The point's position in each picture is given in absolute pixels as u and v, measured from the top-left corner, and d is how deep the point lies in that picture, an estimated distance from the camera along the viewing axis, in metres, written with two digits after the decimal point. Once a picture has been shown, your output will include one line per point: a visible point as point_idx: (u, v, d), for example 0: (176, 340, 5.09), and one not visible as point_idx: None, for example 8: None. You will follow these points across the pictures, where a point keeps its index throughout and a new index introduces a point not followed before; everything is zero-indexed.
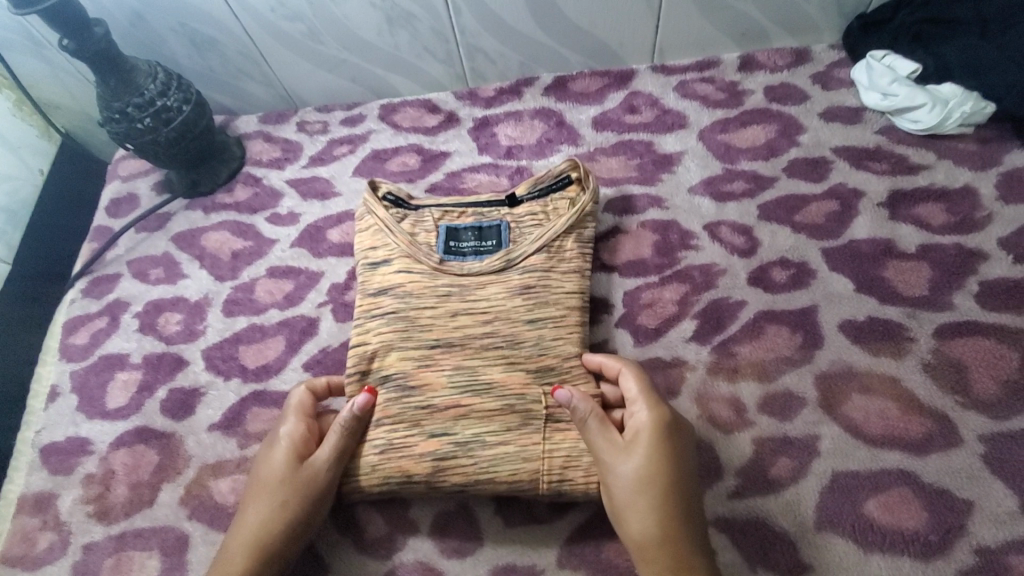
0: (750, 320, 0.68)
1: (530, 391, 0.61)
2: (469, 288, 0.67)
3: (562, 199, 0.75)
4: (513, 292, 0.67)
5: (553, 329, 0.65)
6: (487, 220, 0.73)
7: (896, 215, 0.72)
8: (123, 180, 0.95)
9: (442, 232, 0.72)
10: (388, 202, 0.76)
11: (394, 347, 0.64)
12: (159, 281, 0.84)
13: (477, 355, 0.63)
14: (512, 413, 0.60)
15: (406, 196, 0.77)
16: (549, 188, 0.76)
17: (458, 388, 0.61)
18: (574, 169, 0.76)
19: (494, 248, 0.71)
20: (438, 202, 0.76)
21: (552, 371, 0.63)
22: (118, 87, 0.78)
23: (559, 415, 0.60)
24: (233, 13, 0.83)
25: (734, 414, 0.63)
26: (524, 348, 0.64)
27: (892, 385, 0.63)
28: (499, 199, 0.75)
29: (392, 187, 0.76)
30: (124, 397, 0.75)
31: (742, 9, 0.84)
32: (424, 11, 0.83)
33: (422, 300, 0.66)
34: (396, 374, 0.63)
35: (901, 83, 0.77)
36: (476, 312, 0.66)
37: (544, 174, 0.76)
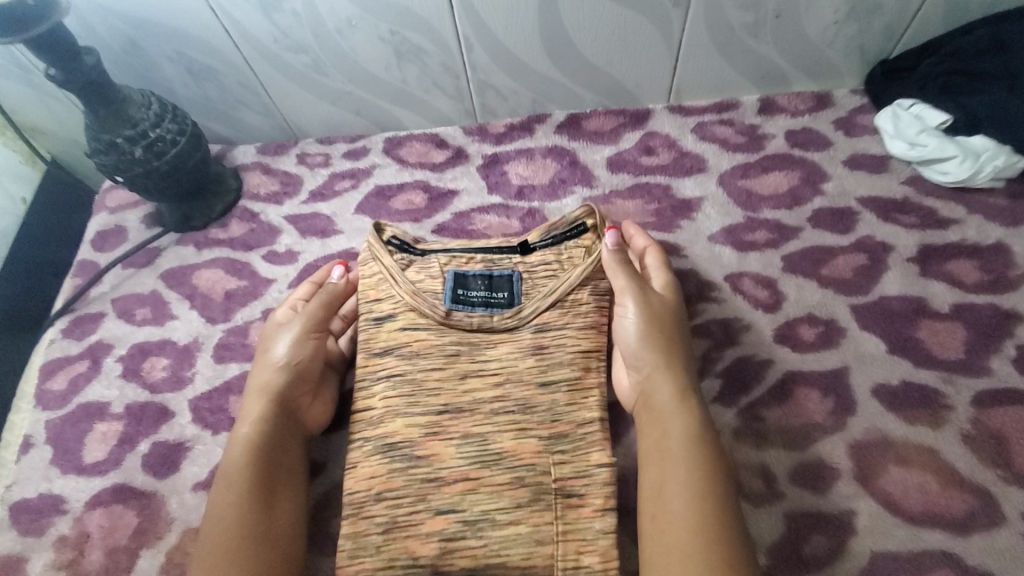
0: (776, 381, 0.64)
1: (541, 461, 0.55)
2: (481, 348, 0.61)
3: (578, 246, 0.67)
4: (526, 352, 0.61)
5: (568, 392, 0.59)
6: (498, 268, 0.66)
7: (927, 271, 0.69)
8: (111, 212, 0.91)
9: (449, 280, 0.64)
10: (393, 247, 0.68)
11: (399, 413, 0.58)
12: (145, 322, 0.79)
13: (486, 421, 0.57)
14: (522, 488, 0.54)
15: (413, 240, 0.69)
16: (564, 234, 0.68)
17: (468, 459, 0.56)
18: (590, 215, 0.69)
19: (506, 300, 0.64)
20: (444, 246, 0.68)
21: (566, 438, 0.57)
22: (108, 118, 0.75)
23: (574, 489, 0.54)
24: (234, 43, 0.80)
25: (765, 485, 0.58)
26: (537, 413, 0.58)
27: (931, 456, 0.58)
28: (510, 246, 0.67)
29: (398, 230, 0.69)
30: (103, 450, 0.70)
31: (762, 52, 0.81)
32: (434, 47, 0.80)
33: (429, 361, 0.60)
34: (402, 443, 0.56)
35: (930, 135, 0.75)
36: (487, 374, 0.60)
37: (557, 220, 0.68)
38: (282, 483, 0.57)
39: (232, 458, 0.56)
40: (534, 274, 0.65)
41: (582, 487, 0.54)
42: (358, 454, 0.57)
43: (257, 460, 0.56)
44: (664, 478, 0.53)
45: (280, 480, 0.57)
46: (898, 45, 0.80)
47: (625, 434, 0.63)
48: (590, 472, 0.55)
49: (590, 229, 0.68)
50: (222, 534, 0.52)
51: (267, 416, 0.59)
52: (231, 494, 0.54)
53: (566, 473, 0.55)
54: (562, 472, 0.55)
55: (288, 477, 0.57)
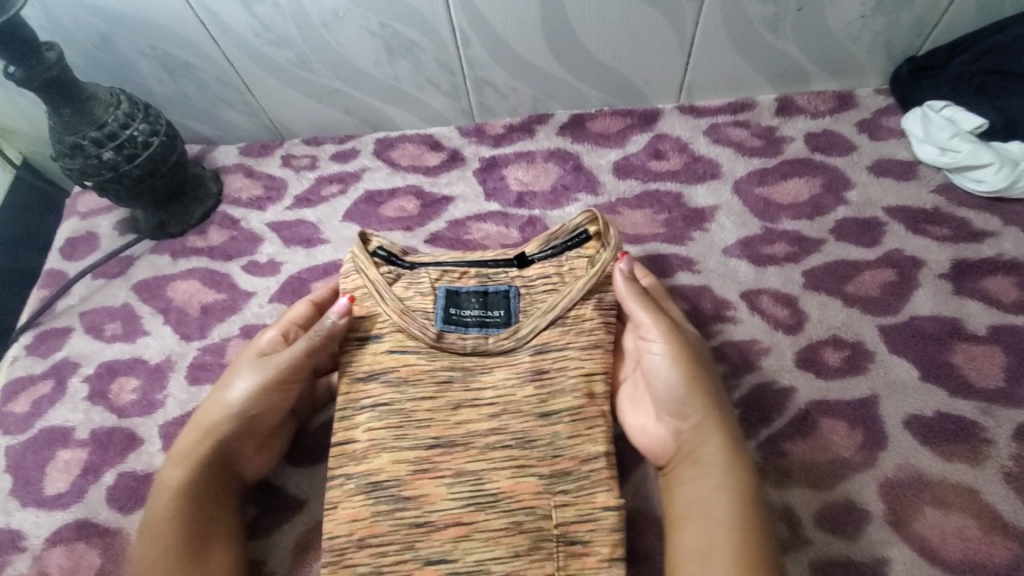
0: (800, 412, 0.59)
1: (541, 504, 0.49)
2: (476, 374, 0.54)
3: (580, 256, 0.60)
4: (524, 379, 0.54)
5: (571, 424, 0.52)
6: (494, 283, 0.59)
7: (961, 289, 0.64)
8: (82, 217, 0.85)
9: (440, 297, 0.57)
10: (379, 258, 0.61)
11: (385, 448, 0.51)
12: (116, 338, 0.73)
13: (481, 457, 0.51)
14: (520, 535, 0.48)
15: (400, 250, 0.62)
16: (566, 243, 0.60)
17: (461, 501, 0.49)
18: (592, 221, 0.61)
19: (502, 319, 0.57)
20: (435, 257, 0.61)
21: (568, 476, 0.50)
22: (74, 118, 0.69)
23: (577, 536, 0.48)
24: (211, 37, 0.74)
25: (788, 529, 0.53)
26: (537, 448, 0.51)
27: (969, 497, 0.53)
28: (507, 258, 0.60)
29: (384, 240, 0.61)
30: (65, 481, 0.64)
31: (781, 49, 0.75)
32: (428, 41, 0.74)
33: (419, 389, 0.53)
34: (389, 482, 0.50)
35: (962, 139, 0.70)
36: (482, 403, 0.53)
37: (557, 229, 0.61)
38: (213, 542, 0.53)
39: (156, 511, 0.52)
40: (533, 288, 0.58)
41: (586, 532, 0.48)
42: (339, 493, 0.50)
43: (182, 517, 0.52)
44: (710, 547, 0.47)
45: (209, 538, 0.53)
46: (927, 41, 0.74)
47: (635, 468, 0.58)
48: (595, 516, 0.49)
49: (593, 237, 0.61)
50: None
51: (199, 466, 0.54)
52: (155, 558, 0.50)
53: (569, 517, 0.49)
54: (564, 516, 0.49)
55: (219, 534, 0.53)
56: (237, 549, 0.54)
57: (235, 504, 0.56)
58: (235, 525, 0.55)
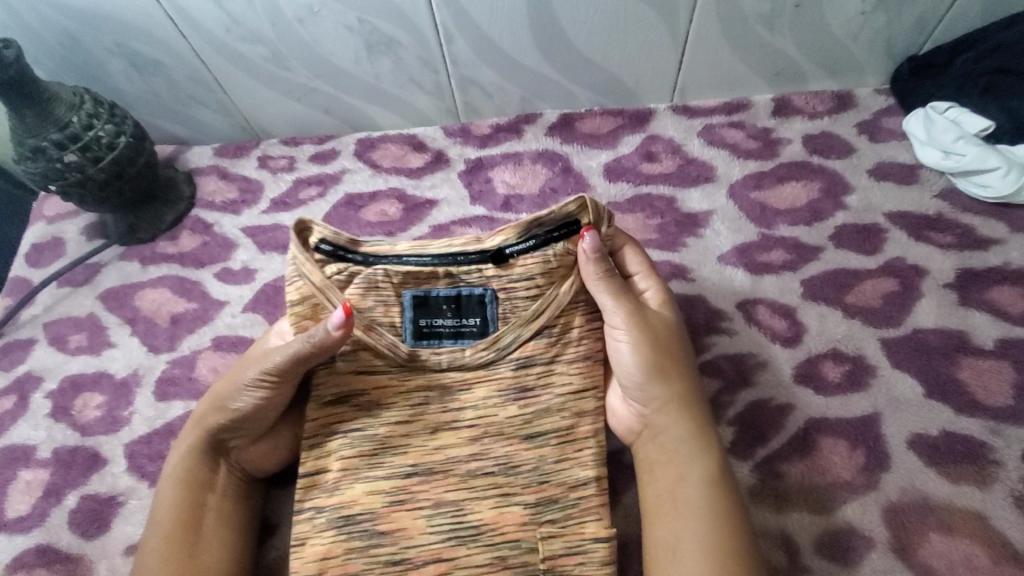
0: (798, 431, 0.56)
1: (527, 536, 0.46)
2: (454, 392, 0.51)
3: (569, 254, 0.53)
4: (506, 397, 0.50)
5: (558, 447, 0.49)
6: (467, 285, 0.53)
7: (966, 299, 0.61)
8: (48, 222, 0.81)
9: (409, 306, 0.52)
10: (324, 253, 0.53)
11: (359, 478, 0.48)
12: (81, 350, 0.70)
13: (462, 486, 0.48)
14: (506, 570, 0.45)
15: (349, 240, 0.53)
16: (548, 236, 0.53)
17: (441, 535, 0.46)
18: (585, 211, 0.53)
19: (478, 327, 0.52)
20: (393, 249, 0.53)
21: (555, 504, 0.47)
22: (34, 120, 0.65)
23: (566, 570, 0.45)
24: (181, 33, 0.70)
25: (788, 558, 0.50)
26: (521, 474, 0.48)
27: (978, 523, 0.50)
28: (479, 250, 0.53)
29: (328, 232, 0.53)
30: (26, 504, 0.60)
31: (779, 46, 0.72)
32: (410, 38, 0.70)
33: (393, 413, 0.50)
34: (362, 516, 0.46)
35: (968, 142, 0.67)
36: (462, 426, 0.50)
37: (542, 214, 0.53)
38: (207, 535, 0.49)
39: (159, 498, 0.50)
40: (513, 293, 0.52)
41: (575, 566, 0.45)
42: (308, 528, 0.47)
43: (177, 506, 0.49)
44: (678, 539, 0.45)
45: (203, 527, 0.49)
46: (929, 39, 0.71)
47: (625, 490, 0.55)
48: (584, 548, 0.45)
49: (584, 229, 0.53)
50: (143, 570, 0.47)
51: (198, 456, 0.51)
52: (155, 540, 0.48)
53: (557, 549, 0.45)
54: (552, 549, 0.45)
55: (215, 526, 0.50)
56: (234, 544, 0.50)
57: (240, 496, 0.53)
58: (235, 518, 0.51)
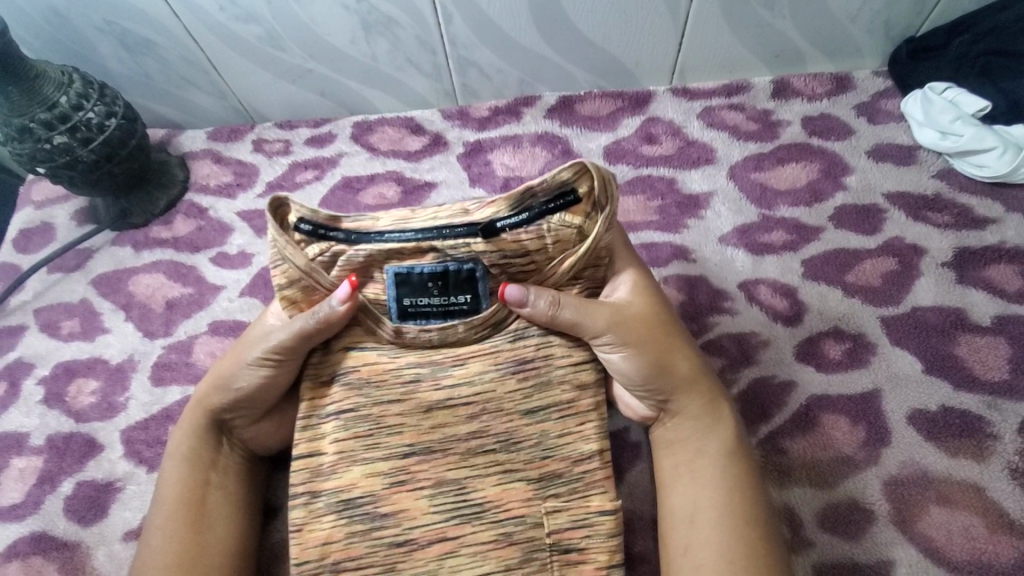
0: (800, 409, 0.56)
1: (532, 511, 0.44)
2: (445, 368, 0.47)
3: (566, 226, 0.46)
4: (504, 371, 0.47)
5: (559, 421, 0.47)
6: (455, 260, 0.46)
7: (963, 278, 0.62)
8: (37, 207, 0.80)
9: (391, 285, 0.46)
10: (305, 233, 0.46)
11: (356, 460, 0.45)
12: (73, 336, 0.69)
13: (462, 464, 0.46)
14: (511, 546, 0.44)
15: (329, 216, 0.46)
16: (543, 207, 0.46)
17: (445, 514, 0.44)
18: (582, 177, 0.46)
19: (467, 304, 0.47)
20: (377, 225, 0.47)
21: (559, 479, 0.46)
22: (20, 99, 0.63)
23: (572, 544, 0.44)
24: (173, 12, 0.68)
25: (791, 533, 0.51)
26: (522, 450, 0.46)
27: (976, 495, 0.51)
28: (466, 224, 0.46)
29: (306, 210, 0.46)
30: (19, 492, 0.59)
31: (777, 27, 0.72)
32: (407, 17, 0.69)
33: (384, 393, 0.47)
34: (363, 499, 0.44)
35: (965, 122, 0.68)
36: (457, 403, 0.47)
37: (534, 183, 0.45)
38: (211, 512, 0.48)
39: (163, 475, 0.50)
40: (506, 267, 0.47)
41: (581, 539, 0.44)
42: (308, 515, 0.44)
43: (183, 483, 0.49)
44: (696, 509, 0.45)
45: (206, 507, 0.48)
46: (926, 21, 0.72)
47: (629, 468, 0.55)
48: (590, 521, 0.44)
49: (582, 199, 0.46)
50: (149, 548, 0.46)
51: (203, 434, 0.51)
52: (158, 520, 0.47)
53: (562, 523, 0.44)
54: (557, 523, 0.44)
55: (218, 504, 0.49)
56: (238, 521, 0.50)
57: (244, 477, 0.52)
58: (238, 495, 0.51)
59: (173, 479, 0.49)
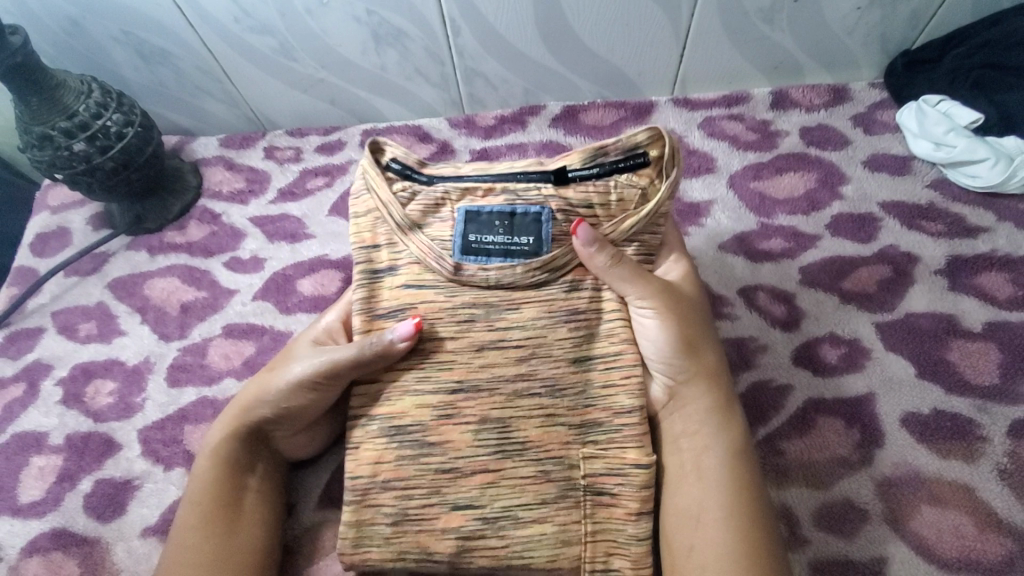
0: (797, 411, 0.58)
1: (570, 454, 0.47)
2: (500, 310, 0.49)
3: (631, 184, 0.51)
4: (557, 319, 0.48)
5: (603, 372, 0.48)
6: (524, 203, 0.50)
7: (955, 285, 0.64)
8: (53, 212, 0.82)
9: (461, 220, 0.50)
10: (394, 171, 0.53)
11: (408, 390, 0.48)
12: (90, 338, 0.71)
13: (509, 405, 0.47)
14: (549, 483, 0.46)
15: (420, 163, 0.53)
16: (615, 164, 0.52)
17: (488, 448, 0.46)
18: (654, 144, 0.52)
19: (529, 246, 0.49)
20: (458, 171, 0.53)
21: (599, 428, 0.47)
22: (41, 108, 0.65)
23: (604, 487, 0.46)
24: (189, 23, 0.70)
25: (787, 530, 0.52)
26: (567, 397, 0.47)
27: (966, 495, 0.53)
28: (543, 171, 0.52)
29: (399, 151, 0.53)
30: (40, 489, 0.61)
31: (776, 40, 0.74)
32: (417, 29, 0.71)
33: (439, 327, 0.48)
34: (412, 427, 0.47)
35: (958, 134, 0.70)
36: (508, 345, 0.48)
37: (609, 142, 0.52)
38: (246, 510, 0.51)
39: (195, 475, 0.51)
40: (572, 211, 0.50)
41: (614, 485, 0.46)
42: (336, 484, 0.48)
43: (210, 487, 0.50)
44: (701, 508, 0.47)
45: (243, 504, 0.51)
46: (921, 34, 0.74)
47: None
48: (624, 471, 0.46)
49: (649, 163, 0.52)
50: (184, 539, 0.48)
51: (239, 440, 0.52)
52: (193, 519, 0.49)
53: (597, 468, 0.46)
54: (591, 468, 0.46)
55: (253, 502, 0.52)
56: (271, 518, 0.52)
57: (276, 477, 0.55)
58: (270, 495, 0.53)
59: (206, 479, 0.50)
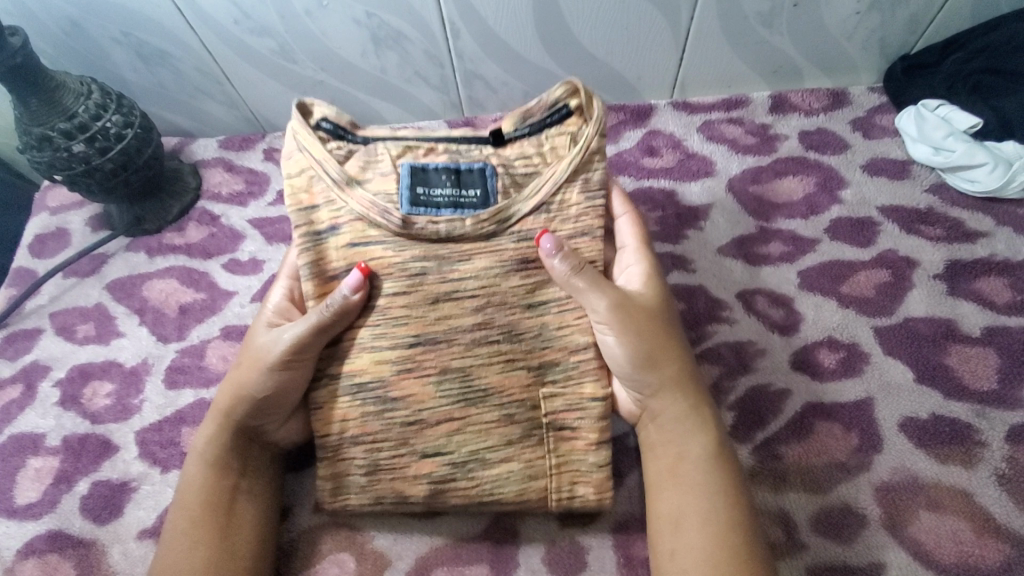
0: (795, 415, 0.58)
1: (530, 396, 0.49)
2: (451, 259, 0.49)
3: (562, 135, 0.53)
4: (509, 268, 0.49)
5: (558, 315, 0.50)
6: (466, 160, 0.51)
7: (954, 289, 0.64)
8: (52, 213, 0.82)
9: (405, 176, 0.50)
10: (324, 132, 0.51)
11: (366, 348, 0.49)
12: (88, 340, 0.71)
13: (467, 354, 0.49)
14: (513, 425, 0.49)
15: (350, 123, 0.53)
16: (543, 122, 0.53)
17: (450, 398, 0.49)
18: (573, 95, 0.53)
19: (477, 200, 0.50)
20: (390, 132, 0.52)
21: (556, 368, 0.50)
22: (41, 109, 0.65)
23: (566, 422, 0.50)
24: (189, 25, 0.70)
25: (785, 535, 0.52)
26: (524, 341, 0.49)
27: (964, 501, 0.52)
28: (480, 136, 0.53)
29: (328, 111, 0.52)
30: (36, 490, 0.61)
31: (775, 44, 0.74)
32: (417, 32, 0.71)
33: (391, 283, 0.49)
34: (373, 384, 0.49)
35: (957, 138, 0.70)
36: (464, 296, 0.49)
37: (533, 103, 0.53)
38: (239, 512, 0.51)
39: (185, 481, 0.51)
40: (510, 169, 0.51)
41: (574, 420, 0.50)
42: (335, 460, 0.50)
43: (206, 491, 0.50)
44: (681, 512, 0.47)
45: (236, 503, 0.51)
46: (921, 39, 0.74)
47: (628, 473, 0.57)
48: (582, 405, 0.49)
49: (574, 113, 0.53)
50: (177, 536, 0.48)
51: (225, 439, 0.52)
52: (185, 522, 0.49)
53: (557, 406, 0.50)
54: (552, 406, 0.49)
55: (247, 504, 0.51)
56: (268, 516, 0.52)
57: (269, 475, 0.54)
58: (264, 494, 0.53)
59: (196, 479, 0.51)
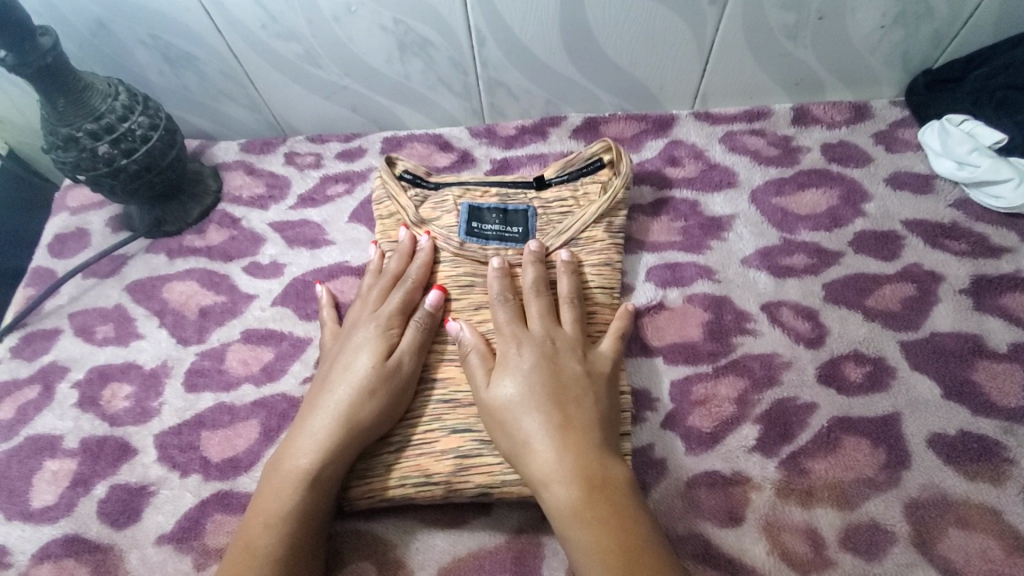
0: (822, 430, 0.57)
1: None
2: None
3: (593, 183, 0.69)
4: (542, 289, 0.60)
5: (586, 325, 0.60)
6: (513, 203, 0.67)
7: (980, 304, 0.63)
8: (72, 213, 0.82)
9: (464, 212, 0.66)
10: (405, 181, 0.70)
11: None
12: (107, 341, 0.70)
13: None
14: None
15: (424, 173, 0.71)
16: (580, 171, 0.70)
17: None
18: (607, 151, 0.70)
19: (520, 235, 0.65)
20: (457, 179, 0.70)
21: None
22: (68, 109, 0.65)
23: None
24: (216, 27, 0.70)
25: (812, 550, 0.52)
26: None
27: (993, 519, 0.52)
28: (525, 181, 0.69)
29: (409, 165, 0.71)
30: (53, 493, 0.60)
31: (799, 57, 0.74)
32: (443, 39, 0.72)
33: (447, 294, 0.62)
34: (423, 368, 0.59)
35: (981, 153, 0.70)
36: None
37: (574, 157, 0.70)
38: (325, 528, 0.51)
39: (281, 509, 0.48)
40: (547, 209, 0.67)
41: None
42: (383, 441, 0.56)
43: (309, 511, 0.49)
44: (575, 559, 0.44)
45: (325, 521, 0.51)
46: (944, 54, 0.74)
47: (653, 485, 0.56)
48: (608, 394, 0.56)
49: (606, 165, 0.69)
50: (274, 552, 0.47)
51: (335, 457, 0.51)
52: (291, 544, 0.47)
53: None
54: None
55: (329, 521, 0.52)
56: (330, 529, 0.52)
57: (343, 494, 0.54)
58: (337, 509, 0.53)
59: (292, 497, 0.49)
